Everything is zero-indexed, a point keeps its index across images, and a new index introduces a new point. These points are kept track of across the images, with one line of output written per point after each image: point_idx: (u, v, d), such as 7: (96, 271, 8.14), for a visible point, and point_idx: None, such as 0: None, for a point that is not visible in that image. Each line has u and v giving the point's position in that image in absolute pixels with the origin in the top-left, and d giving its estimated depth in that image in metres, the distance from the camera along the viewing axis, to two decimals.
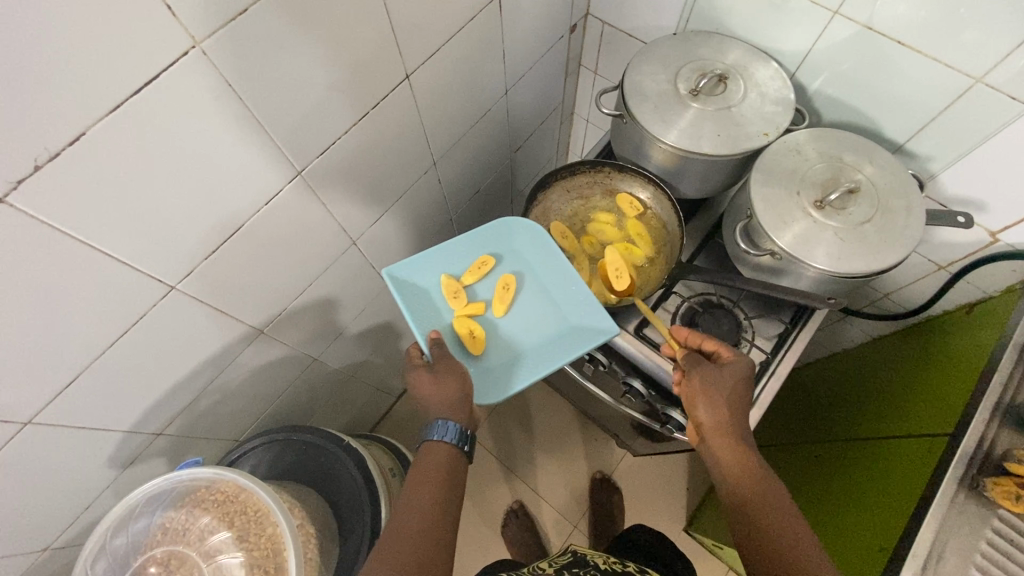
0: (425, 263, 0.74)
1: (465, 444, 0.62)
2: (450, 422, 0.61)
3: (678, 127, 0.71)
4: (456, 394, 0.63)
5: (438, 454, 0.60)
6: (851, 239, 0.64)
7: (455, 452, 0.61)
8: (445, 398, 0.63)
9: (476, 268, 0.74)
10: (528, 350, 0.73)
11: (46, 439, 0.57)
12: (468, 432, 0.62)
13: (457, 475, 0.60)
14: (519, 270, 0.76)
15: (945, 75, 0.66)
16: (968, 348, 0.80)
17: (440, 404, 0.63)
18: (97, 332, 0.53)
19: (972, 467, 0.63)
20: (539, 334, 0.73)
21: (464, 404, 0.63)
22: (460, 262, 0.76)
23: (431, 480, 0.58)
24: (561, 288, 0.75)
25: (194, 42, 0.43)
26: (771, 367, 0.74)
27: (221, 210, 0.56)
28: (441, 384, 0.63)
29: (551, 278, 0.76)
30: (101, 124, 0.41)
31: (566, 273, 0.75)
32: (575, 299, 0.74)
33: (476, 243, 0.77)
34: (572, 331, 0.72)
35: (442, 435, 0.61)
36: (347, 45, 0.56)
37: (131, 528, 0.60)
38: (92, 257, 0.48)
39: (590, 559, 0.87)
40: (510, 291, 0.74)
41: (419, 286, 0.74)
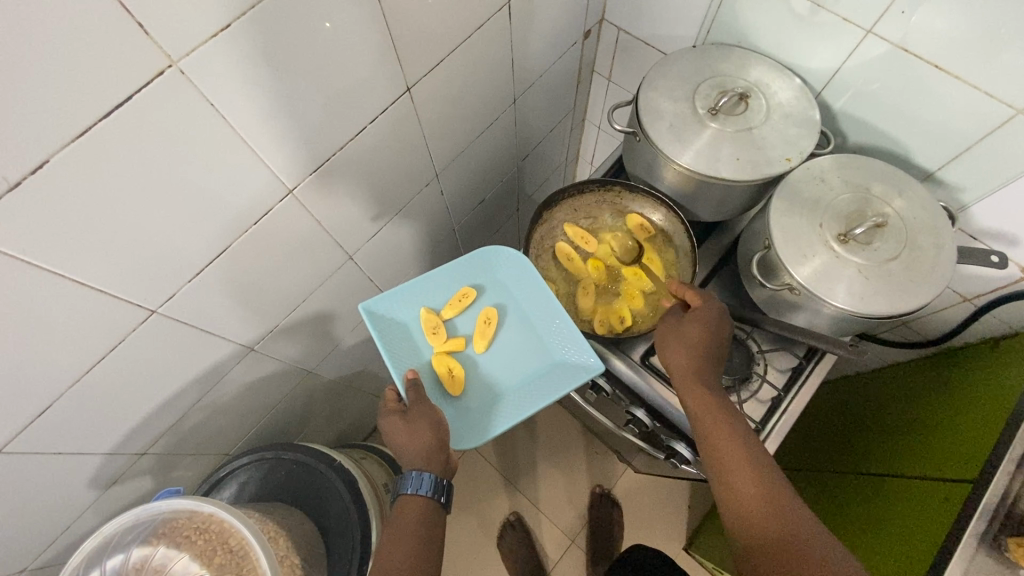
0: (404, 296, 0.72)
1: (441, 495, 0.60)
2: (424, 474, 0.59)
3: (693, 149, 0.67)
4: (431, 443, 0.61)
5: (413, 507, 0.58)
6: (875, 278, 0.60)
7: (430, 504, 0.59)
8: (419, 448, 0.61)
9: (456, 302, 0.72)
10: (510, 389, 0.70)
11: (19, 466, 0.54)
12: (445, 481, 0.60)
13: (436, 527, 0.58)
14: (502, 303, 0.74)
15: (983, 103, 0.61)
16: (991, 388, 0.76)
17: (415, 454, 0.60)
18: (70, 360, 0.50)
19: (993, 523, 0.59)
20: (523, 370, 0.71)
21: (439, 453, 0.61)
22: (440, 294, 0.74)
23: (405, 536, 0.56)
24: (544, 323, 0.72)
25: (170, 62, 0.39)
26: (783, 404, 0.70)
27: (205, 231, 0.53)
28: (415, 433, 0.61)
29: (534, 311, 0.73)
30: (64, 151, 0.38)
31: (551, 306, 0.72)
32: (560, 334, 0.71)
33: (456, 274, 0.74)
34: (555, 368, 0.70)
35: (416, 488, 0.59)
36: (343, 59, 0.52)
37: (107, 564, 0.58)
38: (61, 286, 0.45)
39: None
40: (491, 326, 0.71)
41: (397, 320, 0.71)
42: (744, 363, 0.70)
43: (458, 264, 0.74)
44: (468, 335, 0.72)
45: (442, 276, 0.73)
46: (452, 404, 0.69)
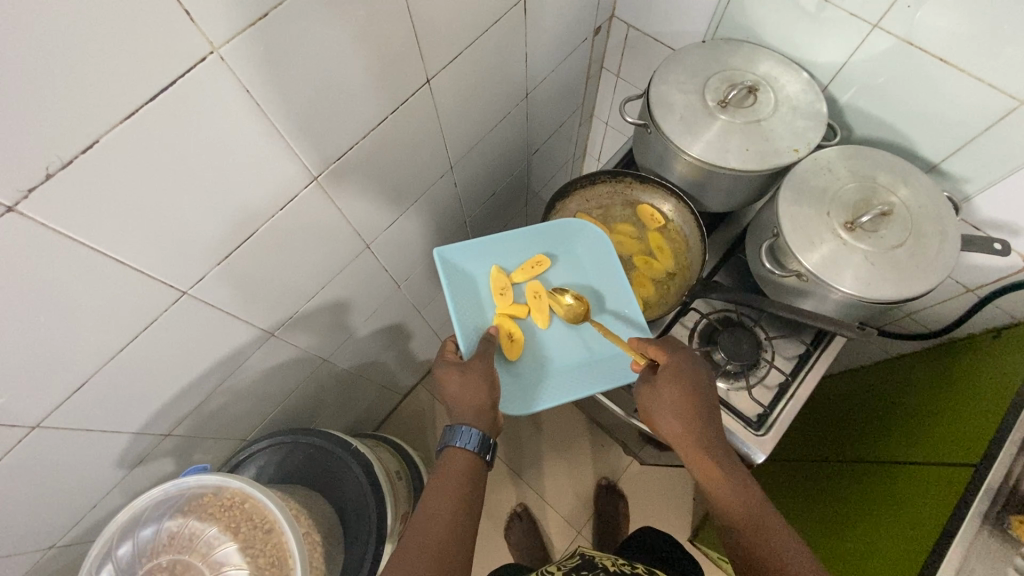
0: (480, 253, 0.74)
1: (486, 453, 0.62)
2: (474, 429, 0.61)
3: (704, 140, 0.68)
4: (484, 403, 0.63)
5: (459, 462, 0.60)
6: (882, 264, 0.61)
7: (475, 460, 0.61)
8: (471, 404, 0.63)
9: (529, 267, 0.74)
10: (562, 365, 0.73)
11: (53, 441, 0.56)
12: (491, 440, 0.62)
13: (479, 483, 0.60)
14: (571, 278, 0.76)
15: (987, 95, 0.63)
16: (991, 376, 0.77)
17: (467, 410, 0.63)
18: (105, 338, 0.52)
19: (997, 502, 0.61)
20: (577, 349, 0.74)
21: (489, 411, 0.63)
22: (513, 258, 0.76)
23: (451, 486, 0.57)
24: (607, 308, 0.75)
25: (211, 49, 0.42)
26: (791, 389, 0.72)
27: (233, 217, 0.55)
28: (468, 389, 0.64)
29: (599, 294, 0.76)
30: (113, 133, 0.40)
31: (617, 291, 0.74)
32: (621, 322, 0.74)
33: (534, 242, 0.76)
34: (609, 357, 0.73)
35: (465, 443, 0.61)
36: (369, 51, 0.54)
37: (137, 535, 0.60)
38: (102, 264, 0.47)
39: (598, 561, 0.84)
40: (542, 301, 0.73)
41: (467, 275, 0.73)
42: (753, 350, 0.71)
43: (539, 232, 0.75)
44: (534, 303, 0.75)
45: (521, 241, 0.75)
46: (506, 366, 0.72)
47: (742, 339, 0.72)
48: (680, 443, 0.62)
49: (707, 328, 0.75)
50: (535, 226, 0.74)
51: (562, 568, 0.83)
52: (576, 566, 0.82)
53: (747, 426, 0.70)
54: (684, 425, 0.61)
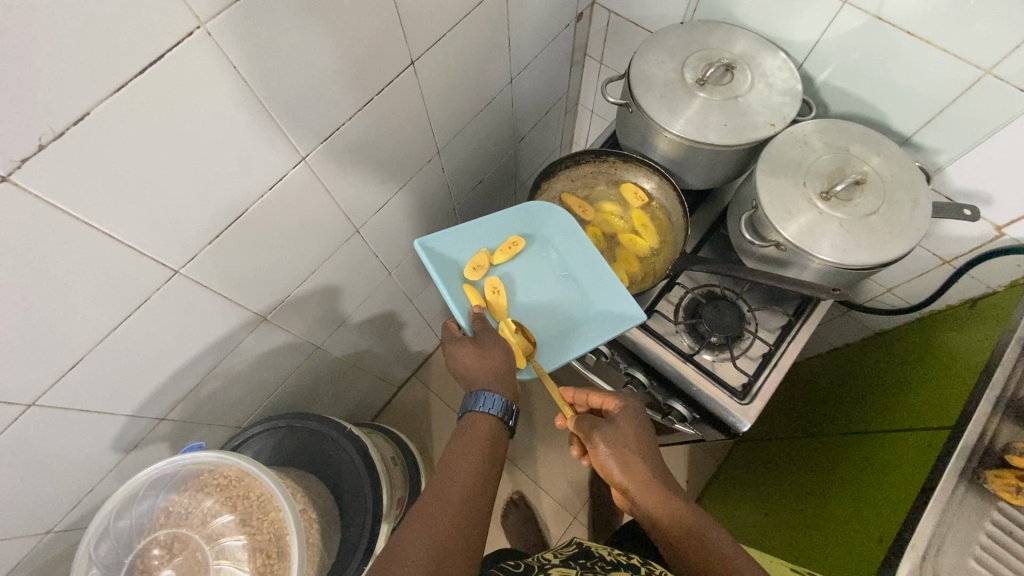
0: (460, 240, 0.77)
1: (509, 419, 0.63)
2: (496, 395, 0.62)
3: (683, 117, 0.70)
4: (500, 369, 0.66)
5: (481, 426, 0.61)
6: (856, 231, 0.63)
7: (498, 424, 0.62)
8: (488, 370, 0.65)
9: (508, 248, 0.77)
10: (550, 335, 0.75)
11: (49, 421, 0.57)
12: (513, 407, 0.64)
13: (499, 448, 0.60)
14: (550, 252, 0.79)
15: (954, 66, 0.66)
16: (969, 342, 0.79)
17: (485, 377, 0.65)
18: (99, 316, 0.53)
19: (973, 460, 0.63)
20: (567, 318, 0.76)
21: (507, 379, 0.66)
22: (494, 240, 0.79)
23: (474, 448, 0.58)
24: (585, 274, 0.77)
25: (199, 23, 0.43)
26: (774, 359, 0.74)
27: (224, 195, 0.56)
28: (485, 359, 0.66)
29: (576, 263, 0.78)
30: (103, 105, 0.41)
31: (597, 261, 0.76)
32: (605, 288, 0.75)
33: (510, 222, 0.79)
34: (594, 320, 0.74)
35: (487, 409, 0.62)
36: (353, 31, 0.56)
37: (134, 511, 0.61)
38: (95, 238, 0.48)
39: (595, 550, 0.84)
40: (501, 295, 0.75)
41: (449, 262, 0.77)
42: (736, 322, 0.73)
43: (512, 213, 0.78)
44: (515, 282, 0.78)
45: (494, 223, 0.78)
46: None
47: (724, 310, 0.74)
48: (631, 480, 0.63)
49: (692, 302, 0.77)
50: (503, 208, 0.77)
51: (559, 557, 0.84)
52: (574, 555, 0.83)
53: (732, 397, 0.72)
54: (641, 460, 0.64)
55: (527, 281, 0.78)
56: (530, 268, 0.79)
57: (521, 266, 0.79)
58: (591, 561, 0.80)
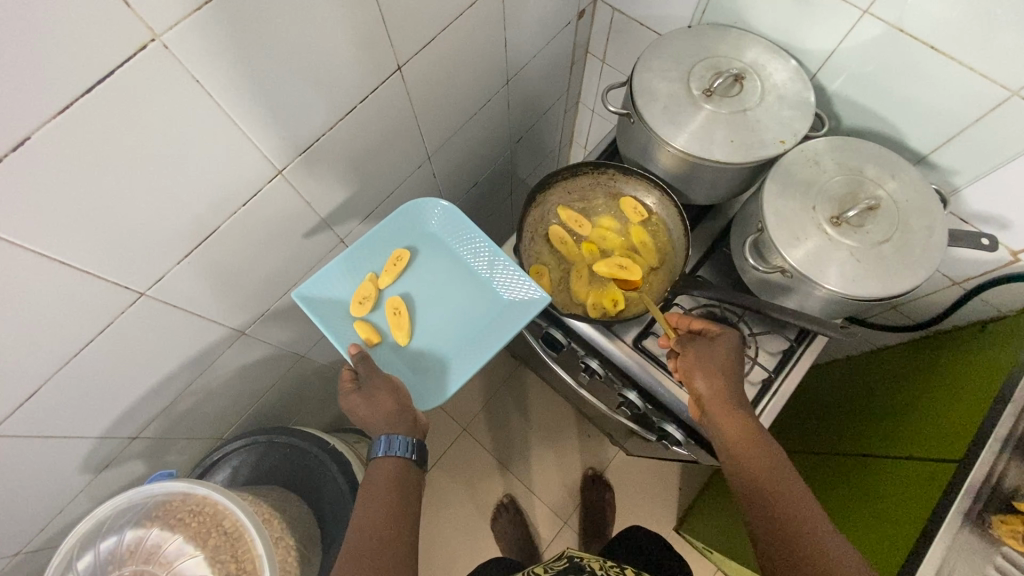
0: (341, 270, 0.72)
1: (414, 453, 0.61)
2: (393, 436, 0.60)
3: (688, 130, 0.66)
4: (393, 408, 0.62)
5: (383, 469, 0.59)
6: (867, 260, 0.60)
7: (403, 462, 0.60)
8: (384, 412, 0.62)
9: (392, 266, 0.73)
10: (465, 338, 0.72)
11: (8, 449, 0.54)
12: (416, 440, 0.62)
13: (409, 485, 0.59)
14: (439, 257, 0.76)
15: (977, 84, 0.61)
16: (978, 367, 0.76)
17: (380, 420, 0.62)
18: (56, 344, 0.50)
19: (978, 501, 0.60)
20: (474, 318, 0.73)
21: (403, 416, 0.63)
22: (376, 260, 0.74)
23: (380, 496, 0.57)
24: (487, 268, 0.74)
25: (153, 36, 0.38)
26: (774, 386, 0.71)
27: (190, 214, 0.52)
28: (374, 402, 0.63)
29: (474, 260, 0.75)
30: (44, 129, 0.37)
31: (496, 259, 0.73)
32: (505, 278, 0.73)
33: (391, 238, 0.75)
34: (505, 311, 0.73)
35: (387, 451, 0.60)
36: (330, 37, 0.51)
37: (100, 545, 0.60)
38: (46, 266, 0.44)
39: (585, 562, 0.92)
40: (403, 315, 0.71)
41: (335, 298, 0.72)
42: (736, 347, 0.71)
43: (389, 228, 0.74)
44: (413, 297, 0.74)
45: (374, 243, 0.73)
46: (413, 364, 0.72)
47: None
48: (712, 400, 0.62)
49: None
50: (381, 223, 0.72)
51: (551, 569, 0.91)
52: (564, 568, 0.90)
53: None
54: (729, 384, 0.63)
55: (425, 292, 0.75)
56: (423, 278, 0.75)
57: (414, 278, 0.75)
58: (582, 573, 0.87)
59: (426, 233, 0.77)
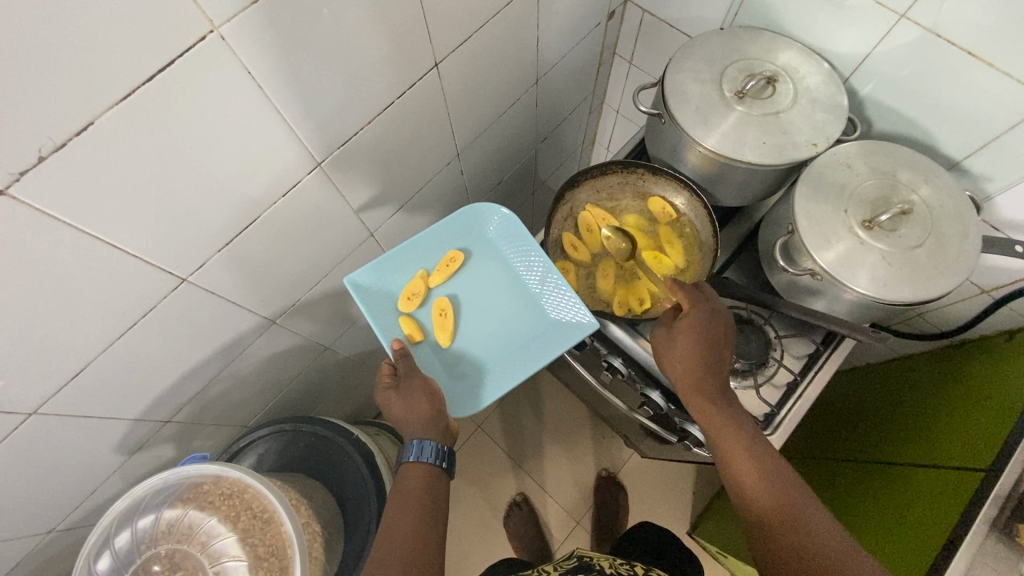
0: (392, 264, 0.73)
1: (443, 461, 0.62)
2: (425, 441, 0.61)
3: (719, 131, 0.66)
4: (428, 413, 0.63)
5: (415, 476, 0.60)
6: (899, 264, 0.60)
7: (432, 470, 0.61)
8: (419, 417, 0.62)
9: (445, 266, 0.74)
10: (506, 350, 0.73)
11: (52, 428, 0.56)
12: (445, 448, 0.62)
13: (438, 493, 0.60)
14: (491, 263, 0.76)
15: (1015, 91, 0.61)
16: (1007, 378, 0.75)
17: (415, 425, 0.62)
18: (102, 327, 0.51)
19: (1005, 510, 0.60)
20: (518, 332, 0.73)
21: (437, 420, 0.63)
22: (430, 259, 0.75)
23: (409, 504, 0.57)
24: (538, 283, 0.74)
25: (212, 28, 0.39)
26: (800, 389, 0.71)
27: (234, 203, 0.54)
28: (411, 404, 0.63)
29: (525, 271, 0.75)
30: (107, 115, 0.38)
31: (546, 272, 0.73)
32: (554, 295, 0.73)
33: (446, 238, 0.76)
34: (550, 331, 0.73)
35: (418, 456, 0.61)
36: (374, 33, 0.52)
37: (136, 523, 0.62)
38: (98, 249, 0.45)
39: (596, 562, 0.92)
40: (448, 318, 0.72)
41: (384, 289, 0.73)
42: (761, 348, 0.70)
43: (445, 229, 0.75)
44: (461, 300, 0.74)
45: (429, 242, 0.74)
46: (452, 368, 0.72)
47: (749, 336, 0.71)
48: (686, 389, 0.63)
49: None
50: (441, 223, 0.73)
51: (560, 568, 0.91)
52: (575, 567, 0.90)
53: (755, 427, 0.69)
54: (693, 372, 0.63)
55: (473, 296, 0.75)
56: (472, 281, 0.76)
57: (465, 281, 0.75)
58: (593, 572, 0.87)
59: (483, 236, 0.77)
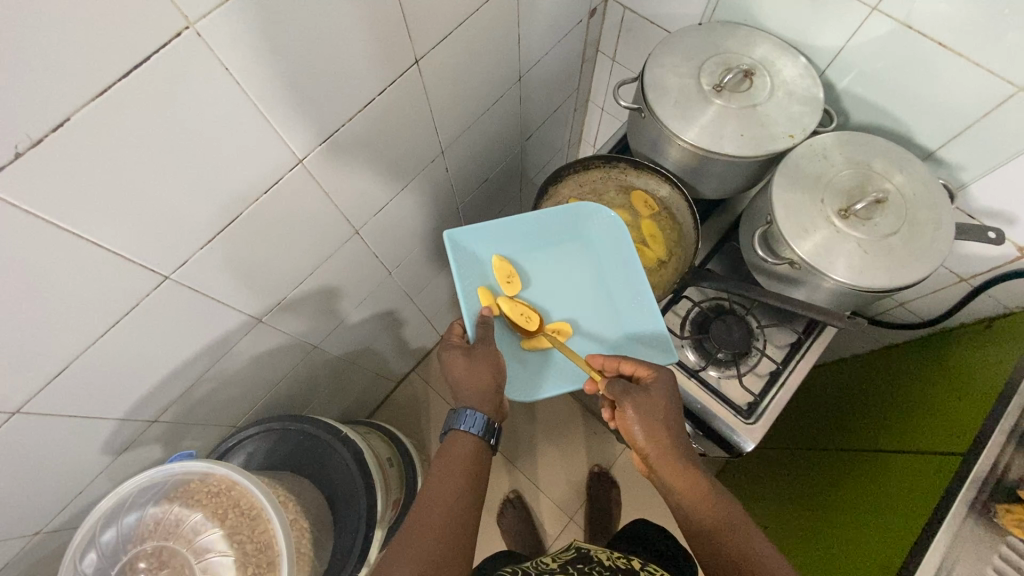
0: (491, 236, 0.73)
1: (491, 437, 0.62)
2: (479, 414, 0.61)
3: (698, 125, 0.67)
4: (489, 385, 0.64)
5: (463, 445, 0.60)
6: (875, 252, 0.61)
7: (479, 444, 0.61)
8: (476, 386, 0.63)
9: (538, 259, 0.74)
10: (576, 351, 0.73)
11: (37, 428, 0.56)
12: (495, 425, 0.62)
13: (482, 469, 0.59)
14: (584, 263, 0.76)
15: (984, 81, 0.62)
16: (984, 363, 0.77)
17: (472, 394, 0.63)
18: (85, 325, 0.52)
19: (983, 492, 0.61)
20: (593, 337, 0.74)
21: (494, 395, 0.63)
22: (527, 245, 0.75)
23: (455, 473, 0.57)
24: (625, 295, 0.74)
25: (187, 24, 0.40)
26: (782, 377, 0.72)
27: (216, 199, 0.54)
28: (475, 372, 0.64)
29: (614, 279, 0.75)
30: (84, 110, 0.38)
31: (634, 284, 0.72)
32: (637, 311, 0.73)
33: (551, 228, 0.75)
34: (623, 346, 0.72)
35: (468, 426, 0.61)
36: (352, 31, 0.53)
37: (121, 521, 0.62)
38: (77, 246, 0.46)
39: (595, 554, 0.93)
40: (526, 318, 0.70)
41: (477, 257, 0.73)
42: (744, 338, 0.71)
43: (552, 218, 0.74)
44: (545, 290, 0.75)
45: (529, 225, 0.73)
46: (516, 350, 0.72)
47: (733, 325, 0.72)
48: (660, 457, 0.59)
49: (700, 315, 0.76)
50: (553, 210, 0.73)
51: (559, 561, 0.91)
52: (572, 559, 0.90)
53: (737, 414, 0.70)
54: (671, 437, 0.59)
55: (558, 290, 0.75)
56: (562, 278, 0.76)
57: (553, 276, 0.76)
58: (589, 565, 0.88)
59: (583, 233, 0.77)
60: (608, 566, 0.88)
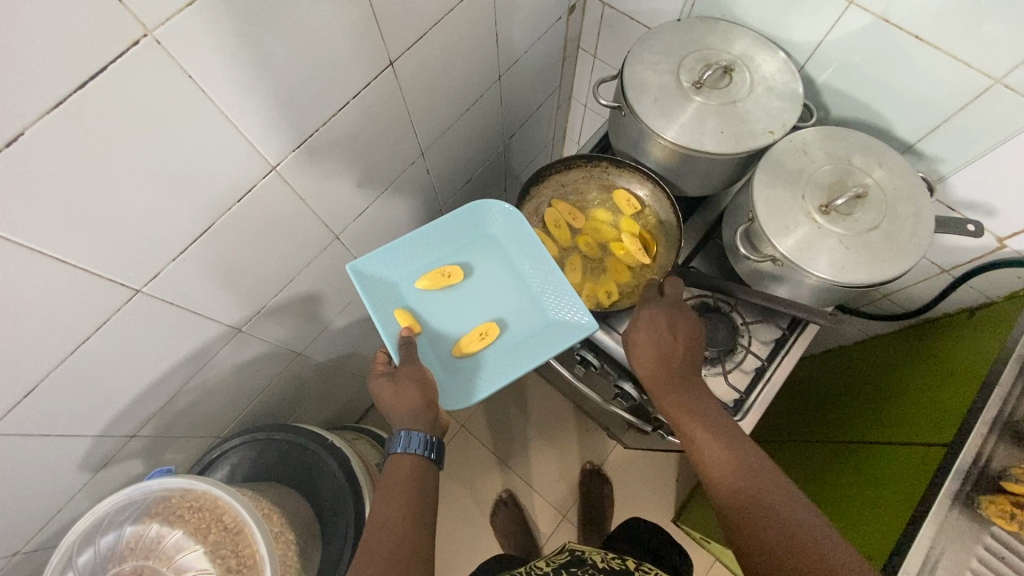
0: (395, 257, 0.71)
1: (431, 452, 0.61)
2: (414, 432, 0.60)
3: (678, 122, 0.67)
4: (417, 402, 0.62)
5: (403, 466, 0.59)
6: (855, 248, 0.61)
7: (421, 461, 0.60)
8: (406, 406, 0.62)
9: (447, 270, 0.72)
10: (506, 346, 0.71)
11: (8, 448, 0.55)
12: (435, 439, 0.61)
13: (428, 485, 0.59)
14: (496, 263, 0.75)
15: (962, 74, 0.62)
16: (966, 353, 0.77)
17: (402, 412, 0.61)
18: (53, 342, 0.50)
19: (968, 483, 0.61)
20: (521, 328, 0.72)
21: (427, 410, 0.62)
22: (431, 260, 0.74)
23: (397, 496, 0.56)
24: (539, 280, 0.73)
25: (145, 31, 0.38)
26: (767, 373, 0.72)
27: (185, 210, 0.52)
28: (403, 392, 0.62)
29: (530, 270, 0.74)
30: (38, 124, 0.37)
31: (550, 272, 0.71)
32: (557, 297, 0.72)
33: (452, 236, 0.74)
34: (547, 329, 0.71)
35: (406, 447, 0.60)
36: (322, 34, 0.51)
37: (98, 542, 0.61)
38: (39, 262, 0.44)
39: (588, 556, 0.92)
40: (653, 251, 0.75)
41: (388, 280, 0.71)
42: (729, 335, 0.71)
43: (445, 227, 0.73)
44: (459, 297, 0.73)
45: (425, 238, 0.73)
46: (446, 360, 0.70)
47: (717, 324, 0.72)
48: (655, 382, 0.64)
49: None
50: (444, 219, 0.72)
51: (552, 564, 0.90)
52: (566, 563, 0.90)
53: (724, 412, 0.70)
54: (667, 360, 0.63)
55: (477, 294, 0.74)
56: (478, 284, 0.74)
57: (467, 283, 0.74)
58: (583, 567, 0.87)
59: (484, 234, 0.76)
60: (601, 568, 0.88)
